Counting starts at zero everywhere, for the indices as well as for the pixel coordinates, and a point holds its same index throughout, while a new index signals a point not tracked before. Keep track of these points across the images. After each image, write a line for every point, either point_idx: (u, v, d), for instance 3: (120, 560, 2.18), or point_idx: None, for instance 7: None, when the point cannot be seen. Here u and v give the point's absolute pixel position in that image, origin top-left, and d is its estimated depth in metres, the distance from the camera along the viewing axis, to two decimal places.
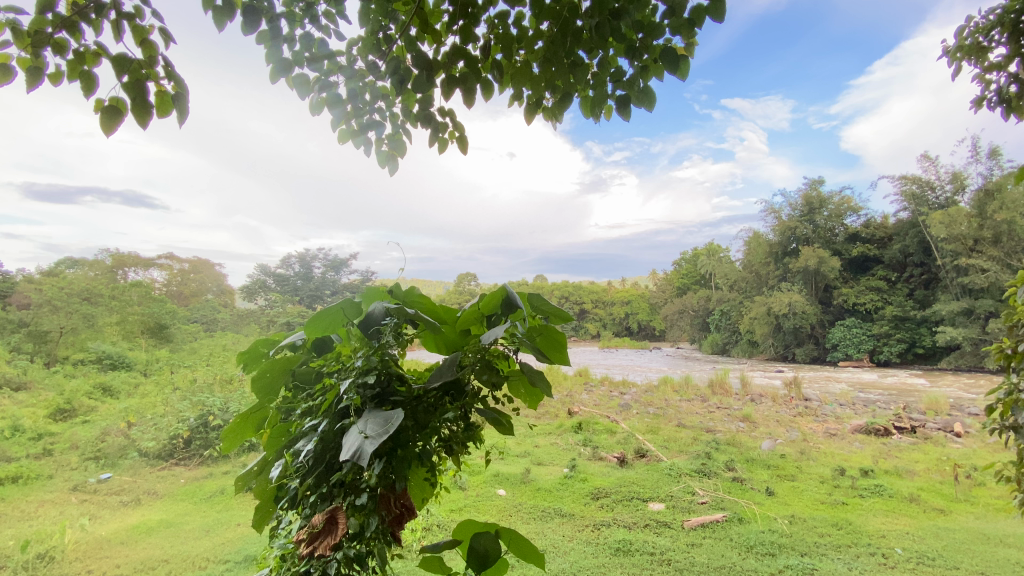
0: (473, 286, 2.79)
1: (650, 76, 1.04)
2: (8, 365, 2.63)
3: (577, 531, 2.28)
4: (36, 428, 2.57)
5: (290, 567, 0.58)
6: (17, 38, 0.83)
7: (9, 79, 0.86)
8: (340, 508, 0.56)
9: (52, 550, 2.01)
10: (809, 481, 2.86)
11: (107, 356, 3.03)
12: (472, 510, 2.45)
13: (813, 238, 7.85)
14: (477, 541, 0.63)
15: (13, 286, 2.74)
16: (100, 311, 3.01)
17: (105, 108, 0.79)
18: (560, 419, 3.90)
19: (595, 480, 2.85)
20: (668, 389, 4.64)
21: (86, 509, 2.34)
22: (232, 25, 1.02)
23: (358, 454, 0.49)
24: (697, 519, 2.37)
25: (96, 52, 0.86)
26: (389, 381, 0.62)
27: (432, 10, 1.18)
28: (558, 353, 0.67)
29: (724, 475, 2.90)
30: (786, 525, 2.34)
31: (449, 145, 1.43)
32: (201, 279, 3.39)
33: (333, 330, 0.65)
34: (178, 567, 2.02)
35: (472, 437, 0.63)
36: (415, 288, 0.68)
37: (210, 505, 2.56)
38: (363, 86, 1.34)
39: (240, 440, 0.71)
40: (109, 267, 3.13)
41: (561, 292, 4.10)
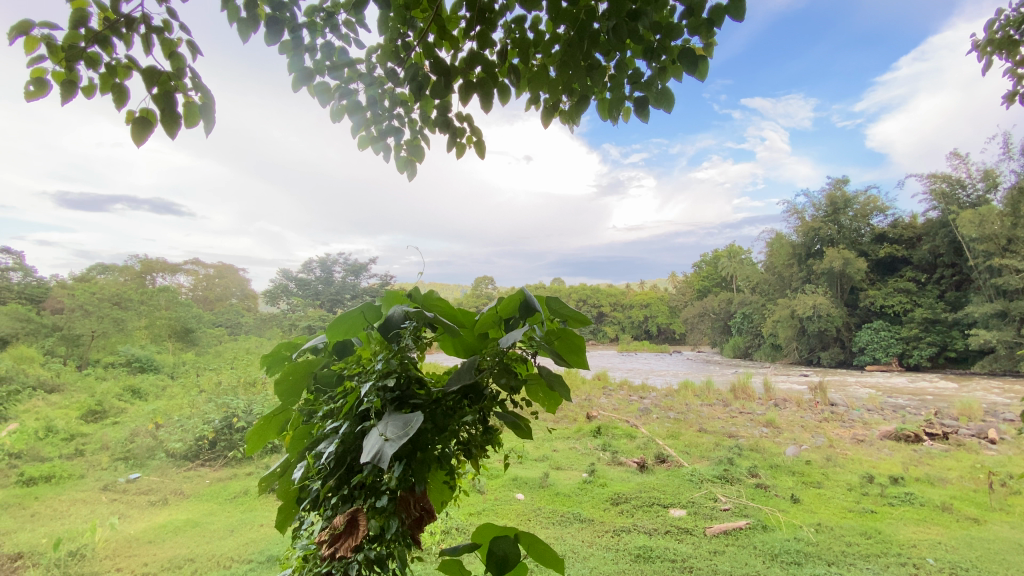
0: (491, 289, 2.80)
1: (668, 78, 1.03)
2: (42, 368, 2.76)
3: (597, 536, 2.26)
4: (69, 429, 2.72)
5: (312, 568, 0.59)
6: (52, 52, 0.86)
7: (44, 92, 0.89)
8: (361, 510, 0.56)
9: (82, 548, 2.07)
10: (835, 489, 2.78)
11: (136, 359, 3.14)
12: (491, 514, 2.46)
13: (838, 239, 7.65)
14: (496, 545, 0.62)
15: (47, 291, 2.85)
16: (131, 315, 3.14)
17: (136, 119, 0.82)
18: (579, 423, 3.89)
19: (615, 485, 2.81)
20: (689, 393, 4.56)
21: (116, 509, 2.41)
22: (256, 36, 1.05)
23: (378, 457, 0.50)
24: (719, 526, 2.33)
25: (127, 65, 0.89)
26: (409, 384, 0.62)
27: (450, 16, 1.19)
28: (577, 356, 0.66)
29: (747, 481, 2.85)
30: (812, 533, 2.28)
31: (467, 149, 1.43)
32: (225, 284, 3.53)
33: (354, 333, 0.66)
34: (203, 566, 2.06)
35: (490, 441, 0.64)
36: (433, 291, 0.67)
37: (235, 505, 2.61)
38: (382, 92, 1.37)
39: (264, 441, 0.72)
40: (138, 272, 3.25)
41: (579, 295, 4.09)
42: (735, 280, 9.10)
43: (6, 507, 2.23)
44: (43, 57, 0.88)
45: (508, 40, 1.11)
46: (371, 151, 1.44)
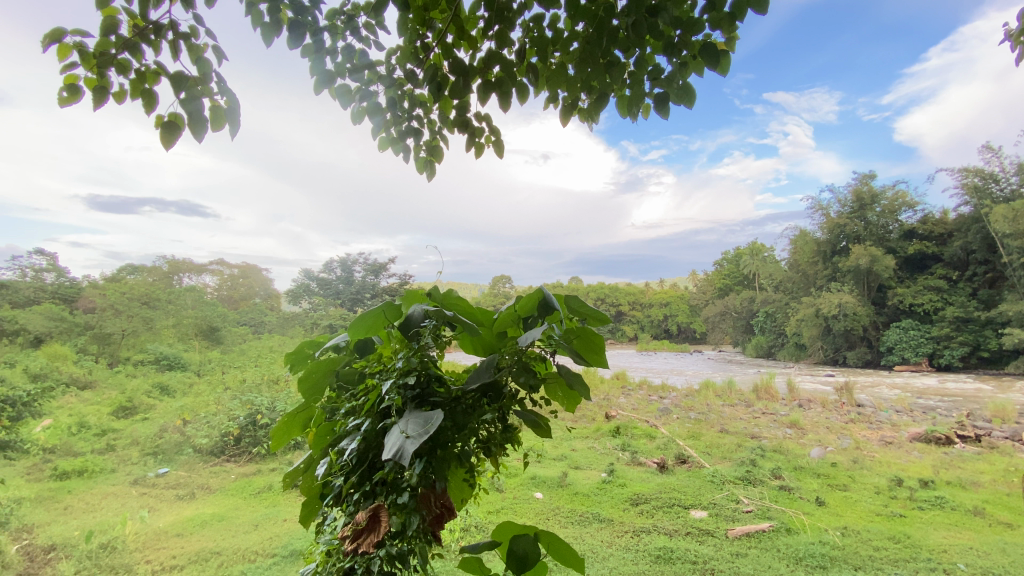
0: (509, 288, 2.80)
1: (690, 73, 1.02)
2: (76, 365, 2.86)
3: (616, 537, 2.25)
4: (100, 425, 2.83)
5: (335, 563, 0.60)
6: (83, 59, 0.89)
7: (77, 98, 0.92)
8: (383, 506, 0.57)
9: (114, 540, 2.14)
10: (863, 492, 2.71)
11: (164, 356, 3.21)
12: (510, 513, 2.47)
13: (864, 236, 7.22)
14: (516, 544, 0.62)
15: (79, 291, 2.99)
16: (158, 314, 3.21)
17: (165, 123, 0.84)
18: (597, 423, 3.87)
19: (635, 485, 2.79)
20: (710, 394, 4.48)
21: (145, 502, 2.49)
22: (279, 40, 1.06)
23: (399, 454, 0.50)
24: (741, 528, 2.29)
25: (156, 71, 0.92)
26: (429, 382, 0.63)
27: (468, 16, 1.19)
28: (596, 355, 0.66)
29: (770, 483, 2.79)
30: (838, 537, 2.23)
31: (485, 149, 1.43)
32: (250, 283, 3.46)
33: (374, 331, 0.67)
34: (229, 560, 2.10)
35: (510, 439, 0.64)
36: (452, 290, 0.67)
37: (259, 500, 2.67)
38: (402, 94, 1.38)
39: (287, 438, 0.73)
40: (166, 272, 3.27)
41: (597, 294, 4.05)
42: (757, 278, 8.92)
43: (41, 500, 2.31)
44: (75, 63, 0.91)
45: (526, 39, 1.11)
46: (390, 152, 1.45)
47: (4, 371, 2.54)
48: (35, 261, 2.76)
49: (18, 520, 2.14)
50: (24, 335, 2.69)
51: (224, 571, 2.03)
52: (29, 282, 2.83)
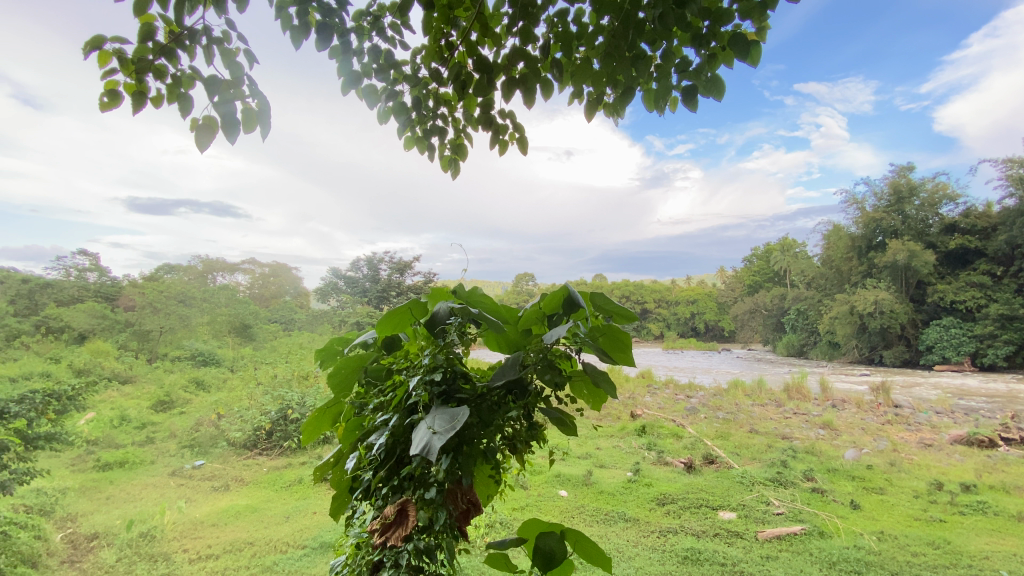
0: (532, 285, 2.80)
1: (719, 64, 0.99)
2: (117, 361, 2.98)
3: (643, 536, 2.23)
4: (140, 418, 2.96)
5: (365, 556, 0.61)
6: (122, 65, 0.92)
7: (117, 102, 0.96)
8: (410, 500, 0.58)
9: (153, 530, 2.24)
10: (900, 495, 2.61)
11: (199, 352, 3.45)
12: (535, 510, 2.47)
13: (902, 230, 6.71)
14: (543, 541, 0.62)
15: (120, 290, 3.07)
16: (194, 312, 3.41)
17: (199, 127, 0.88)
18: (622, 421, 3.84)
19: (661, 485, 2.76)
20: (739, 393, 4.37)
21: (183, 493, 2.59)
22: (307, 42, 1.08)
23: (427, 449, 0.51)
24: (772, 530, 2.24)
25: (191, 75, 0.95)
26: (455, 379, 0.63)
27: (493, 12, 1.20)
28: (622, 353, 0.65)
29: (802, 484, 2.72)
30: (873, 541, 2.17)
31: (510, 146, 1.43)
32: (280, 282, 3.84)
33: (401, 328, 0.68)
34: (262, 549, 2.16)
35: (536, 436, 0.64)
36: (478, 287, 0.66)
37: (290, 493, 2.74)
38: (427, 93, 1.38)
39: (318, 432, 0.75)
40: (200, 272, 3.52)
41: (622, 291, 3.99)
42: (789, 274, 8.65)
43: (85, 490, 2.42)
44: (115, 69, 0.94)
45: (550, 35, 1.11)
46: (415, 151, 1.46)
47: (52, 366, 2.49)
48: (79, 262, 2.88)
49: (63, 509, 2.24)
50: (69, 332, 2.73)
51: (257, 561, 2.09)
52: (73, 281, 2.86)
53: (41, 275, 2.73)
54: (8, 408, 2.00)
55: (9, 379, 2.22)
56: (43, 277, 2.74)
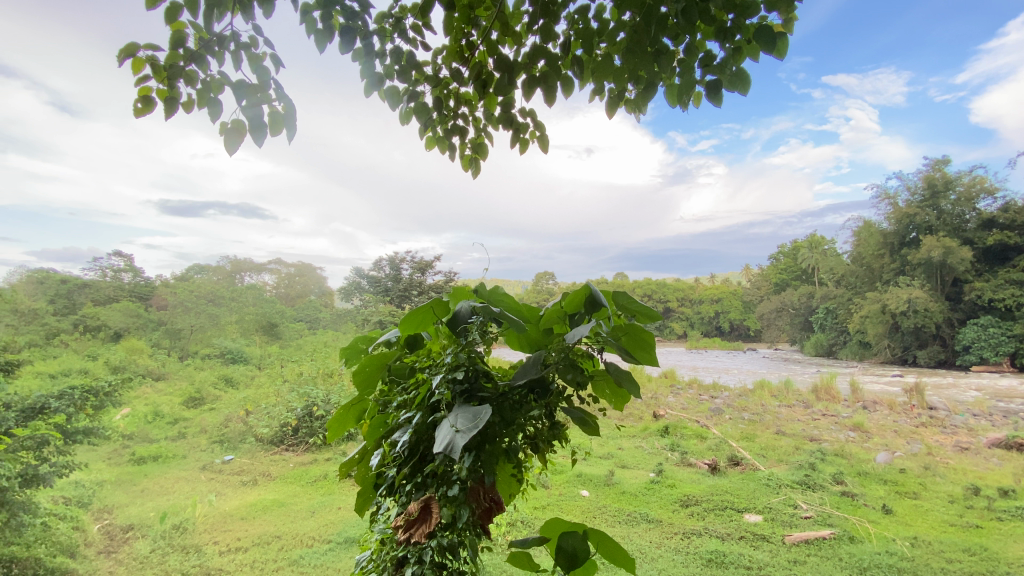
0: (552, 284, 2.79)
1: (744, 58, 0.97)
2: (151, 358, 3.08)
3: (665, 538, 2.21)
4: (173, 413, 3.05)
5: (389, 552, 0.62)
6: (155, 72, 0.96)
7: (151, 108, 0.99)
8: (433, 498, 0.58)
9: (185, 522, 2.32)
10: (935, 500, 2.52)
11: (229, 351, 3.59)
12: (556, 509, 2.47)
13: None
14: (565, 540, 0.62)
15: (153, 290, 3.15)
16: (224, 311, 3.56)
17: (229, 130, 0.90)
18: (645, 422, 3.81)
19: (684, 486, 2.72)
20: (765, 393, 4.16)
21: (213, 486, 2.68)
22: (332, 46, 1.10)
23: (450, 447, 0.51)
24: (800, 534, 2.20)
25: (220, 80, 0.97)
26: (477, 377, 0.64)
27: (513, 11, 1.20)
28: (646, 353, 0.64)
29: (832, 488, 2.66)
30: (906, 547, 2.10)
31: (530, 144, 1.43)
32: (305, 282, 4.10)
33: (424, 327, 0.69)
34: (289, 543, 2.21)
35: (557, 436, 0.64)
36: (499, 286, 0.66)
37: (316, 488, 2.80)
38: (448, 93, 1.39)
39: (343, 428, 0.76)
40: (228, 272, 3.66)
41: (644, 289, 3.94)
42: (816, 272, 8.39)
43: (121, 483, 2.52)
44: (148, 76, 0.97)
45: (571, 31, 1.10)
46: (436, 151, 1.47)
47: (88, 364, 2.58)
48: (115, 262, 2.97)
49: (100, 501, 2.34)
50: (106, 331, 2.82)
51: (284, 554, 2.13)
52: (110, 281, 2.95)
53: (78, 276, 2.83)
54: (49, 403, 2.06)
55: (49, 376, 2.30)
56: (81, 277, 2.84)
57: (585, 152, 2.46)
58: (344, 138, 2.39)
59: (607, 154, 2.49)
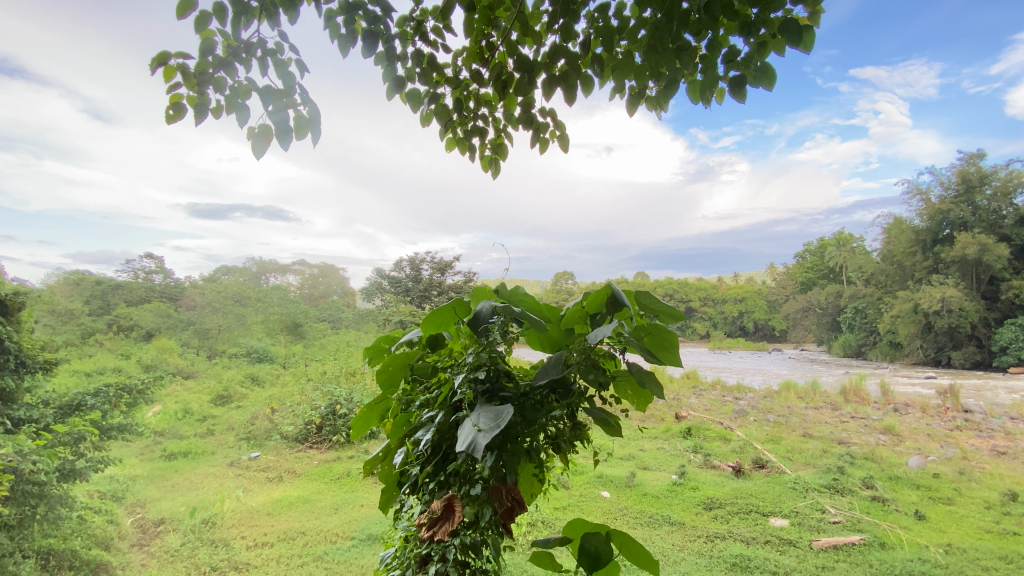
0: (571, 284, 2.78)
1: (769, 53, 0.95)
2: (180, 357, 3.12)
3: (688, 541, 2.19)
4: (202, 411, 3.12)
5: (413, 550, 0.62)
6: (186, 79, 0.98)
7: (181, 115, 1.02)
8: (456, 496, 0.59)
9: (214, 517, 2.39)
10: (970, 506, 2.43)
11: (255, 350, 3.71)
12: (576, 510, 2.47)
13: None
14: (588, 542, 0.62)
15: (183, 291, 3.24)
16: (250, 311, 3.62)
17: (257, 134, 0.93)
18: (667, 423, 3.76)
19: (708, 489, 2.68)
20: (790, 395, 3.93)
21: (241, 483, 2.76)
22: (355, 50, 1.12)
23: (473, 447, 0.52)
24: (828, 539, 2.15)
25: (248, 86, 1.00)
26: (498, 377, 0.64)
27: (533, 12, 1.20)
28: (669, 354, 0.63)
29: (861, 493, 2.58)
30: (940, 554, 2.03)
31: (551, 144, 1.43)
32: (327, 282, 4.11)
33: (445, 327, 0.69)
34: (313, 539, 2.25)
35: (579, 437, 0.64)
36: (520, 287, 0.66)
37: (339, 485, 2.85)
38: (468, 95, 1.40)
39: (367, 427, 0.77)
40: (255, 273, 3.74)
41: (665, 288, 3.88)
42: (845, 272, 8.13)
43: (153, 478, 2.60)
44: (178, 83, 1.00)
45: (591, 30, 1.09)
46: (457, 153, 1.48)
47: (122, 362, 2.65)
48: (146, 264, 3.05)
49: (133, 496, 2.42)
50: (138, 331, 2.87)
51: (308, 550, 2.17)
52: (142, 283, 3.02)
53: (112, 277, 2.92)
54: (86, 401, 2.18)
55: (85, 375, 2.37)
56: (114, 278, 2.93)
57: (604, 151, 2.43)
58: (366, 141, 2.42)
59: (627, 153, 2.46)
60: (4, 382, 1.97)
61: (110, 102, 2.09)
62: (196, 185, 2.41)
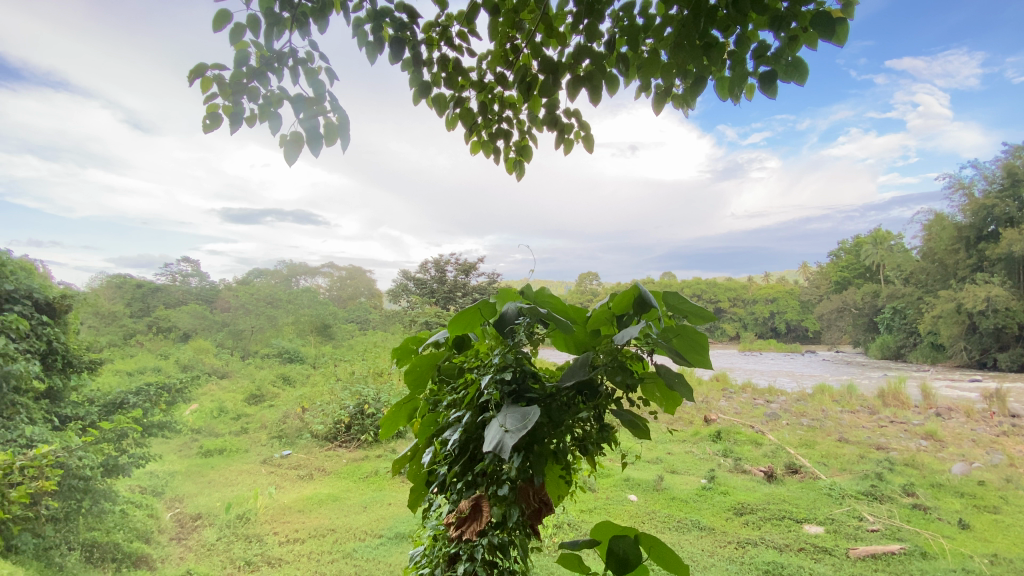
0: (596, 285, 2.77)
1: (801, 47, 0.92)
2: (216, 357, 3.22)
3: (719, 546, 2.15)
4: (236, 409, 3.24)
5: (441, 548, 0.63)
6: (221, 89, 1.02)
7: (218, 124, 1.06)
8: (484, 496, 0.59)
9: (248, 512, 2.46)
10: (1020, 516, 2.31)
11: (286, 350, 3.81)
12: (603, 513, 2.46)
13: None
14: (616, 544, 0.62)
15: (218, 293, 3.29)
16: (281, 313, 3.67)
17: (289, 141, 0.96)
18: (695, 426, 3.69)
19: (738, 494, 2.63)
20: (824, 398, 3.72)
21: (273, 480, 2.86)
22: (382, 56, 1.14)
23: (500, 447, 0.52)
24: (866, 548, 2.08)
25: (280, 94, 1.03)
26: (524, 378, 0.64)
27: (557, 13, 1.20)
28: (699, 355, 0.62)
29: (901, 500, 2.48)
30: (986, 566, 1.94)
31: (576, 144, 1.42)
32: (356, 285, 4.03)
33: (471, 328, 0.70)
34: (343, 536, 2.29)
35: (607, 439, 0.63)
36: (546, 287, 0.67)
37: (366, 483, 2.91)
38: (493, 97, 1.41)
39: (395, 426, 0.79)
40: (285, 275, 3.71)
41: (692, 289, 3.83)
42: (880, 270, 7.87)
43: (191, 474, 2.70)
44: (215, 94, 1.04)
45: (616, 29, 1.08)
46: (482, 155, 1.49)
47: (161, 362, 2.73)
48: (183, 267, 3.13)
49: (172, 491, 2.52)
50: (175, 331, 2.94)
51: (339, 547, 2.22)
52: (178, 285, 3.11)
53: (152, 281, 3.02)
54: (128, 399, 2.27)
55: (127, 373, 2.46)
56: (154, 282, 3.03)
57: (629, 150, 2.38)
58: (390, 145, 2.45)
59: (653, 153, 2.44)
60: (54, 382, 2.13)
61: (148, 112, 2.14)
62: (229, 191, 2.52)
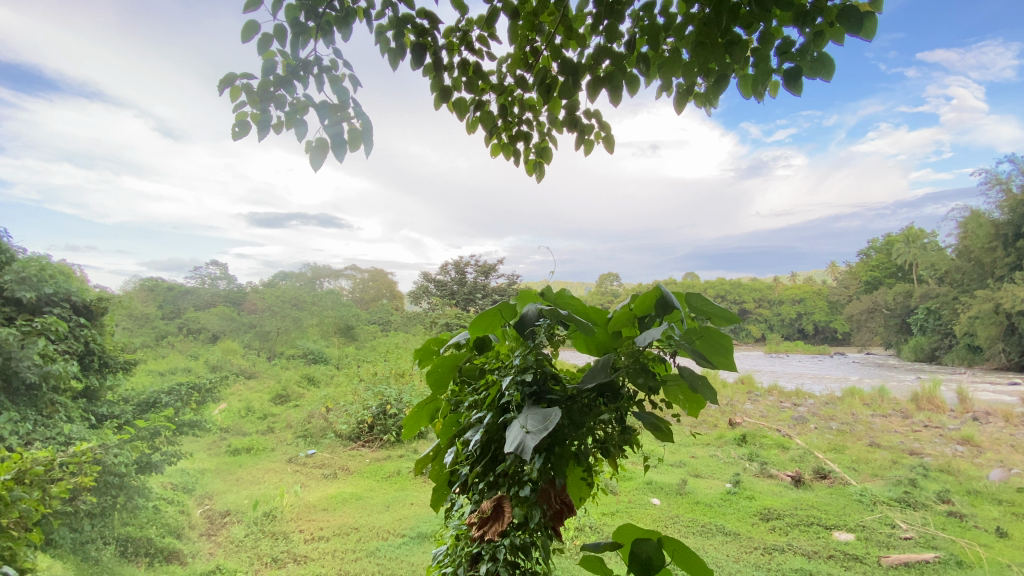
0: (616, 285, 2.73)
1: (827, 42, 0.90)
2: (245, 358, 3.25)
3: (745, 552, 2.12)
4: (263, 409, 3.31)
5: (464, 548, 0.64)
6: (250, 97, 1.04)
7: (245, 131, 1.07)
8: (505, 497, 0.59)
9: (274, 510, 2.52)
10: None
11: (311, 351, 3.88)
12: (625, 516, 2.44)
13: None
14: (638, 547, 0.61)
15: (244, 295, 3.30)
16: (305, 315, 3.72)
17: (315, 147, 0.99)
18: (721, 429, 3.62)
19: (764, 499, 2.57)
20: (855, 400, 3.62)
21: (298, 478, 2.92)
22: (403, 62, 1.15)
23: (521, 448, 0.52)
24: (899, 556, 2.03)
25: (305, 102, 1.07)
26: (545, 379, 0.64)
27: (576, 14, 1.19)
28: (722, 357, 0.61)
29: (937, 507, 2.40)
30: None
31: (596, 145, 1.42)
32: (377, 287, 4.02)
33: (491, 329, 0.70)
34: (366, 535, 2.32)
35: (628, 441, 0.63)
36: (566, 289, 0.66)
37: (389, 483, 2.94)
38: (512, 100, 1.41)
39: (418, 426, 0.79)
40: (310, 278, 3.79)
41: None
42: None
43: (221, 471, 2.77)
44: (243, 102, 1.06)
45: (636, 29, 1.07)
46: (502, 158, 1.50)
47: (192, 363, 2.80)
48: (212, 271, 3.18)
49: (202, 487, 2.60)
50: (204, 333, 2.95)
51: (362, 546, 2.24)
52: (207, 288, 3.16)
53: (182, 283, 3.07)
54: (161, 398, 2.37)
55: (160, 373, 2.54)
56: (185, 284, 3.09)
57: (650, 150, 2.37)
58: (411, 148, 2.48)
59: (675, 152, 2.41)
60: (91, 381, 2.25)
61: (180, 121, 2.22)
62: (256, 196, 2.54)
